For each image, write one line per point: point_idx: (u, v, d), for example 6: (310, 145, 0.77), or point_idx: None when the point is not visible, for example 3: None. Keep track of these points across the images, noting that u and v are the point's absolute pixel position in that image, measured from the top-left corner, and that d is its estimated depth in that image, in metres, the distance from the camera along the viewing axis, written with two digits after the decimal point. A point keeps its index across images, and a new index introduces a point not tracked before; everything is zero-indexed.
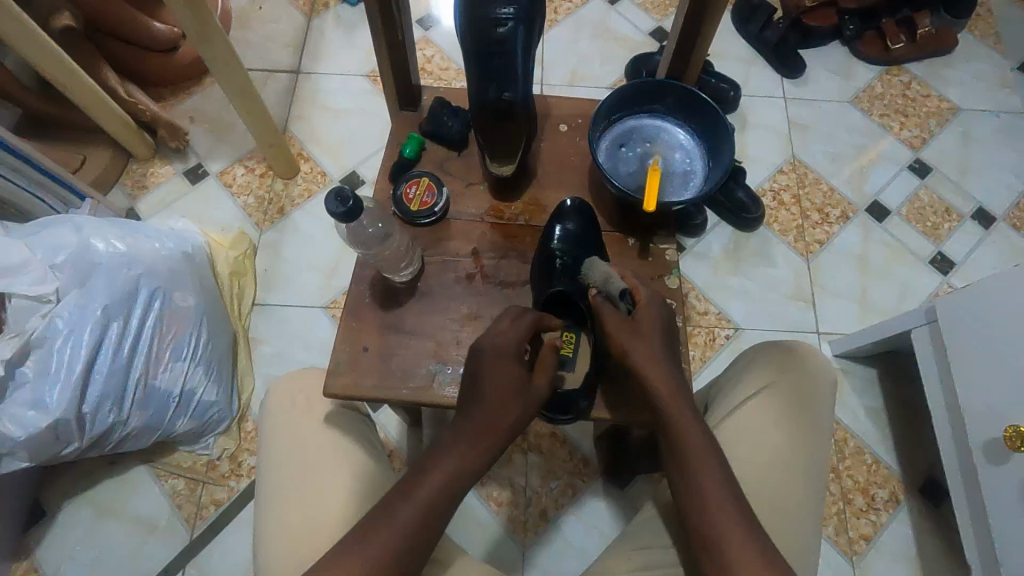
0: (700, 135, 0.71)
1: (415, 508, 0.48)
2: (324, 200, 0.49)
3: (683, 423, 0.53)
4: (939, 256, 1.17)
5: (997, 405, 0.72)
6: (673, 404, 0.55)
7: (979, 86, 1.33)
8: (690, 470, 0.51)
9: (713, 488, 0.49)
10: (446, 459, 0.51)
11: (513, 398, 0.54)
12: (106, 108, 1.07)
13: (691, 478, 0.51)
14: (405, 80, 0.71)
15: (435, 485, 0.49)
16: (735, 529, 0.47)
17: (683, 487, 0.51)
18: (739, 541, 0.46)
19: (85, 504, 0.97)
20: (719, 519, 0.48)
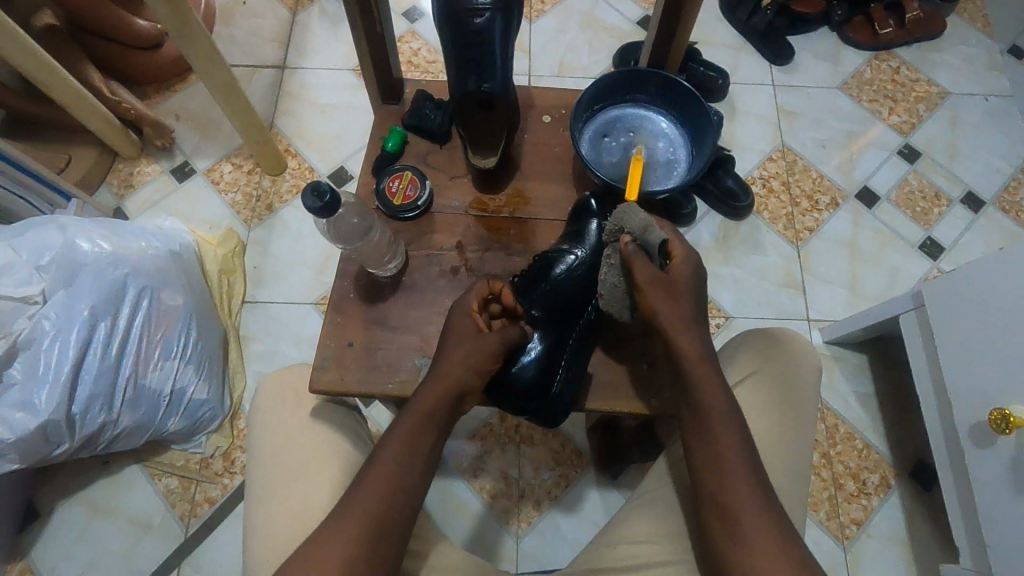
0: (684, 123, 0.70)
1: (380, 470, 0.50)
2: (301, 195, 0.48)
3: (710, 391, 0.54)
4: (929, 241, 1.17)
5: (983, 389, 0.73)
6: (702, 373, 0.54)
7: (968, 70, 1.32)
8: (713, 442, 0.51)
9: (735, 465, 0.50)
10: (402, 424, 0.53)
11: (469, 346, 0.56)
12: (90, 107, 1.06)
13: (719, 449, 0.51)
14: (386, 73, 0.71)
15: (388, 471, 0.49)
16: (755, 507, 0.48)
17: (702, 457, 0.52)
18: (758, 515, 0.48)
19: (79, 504, 0.97)
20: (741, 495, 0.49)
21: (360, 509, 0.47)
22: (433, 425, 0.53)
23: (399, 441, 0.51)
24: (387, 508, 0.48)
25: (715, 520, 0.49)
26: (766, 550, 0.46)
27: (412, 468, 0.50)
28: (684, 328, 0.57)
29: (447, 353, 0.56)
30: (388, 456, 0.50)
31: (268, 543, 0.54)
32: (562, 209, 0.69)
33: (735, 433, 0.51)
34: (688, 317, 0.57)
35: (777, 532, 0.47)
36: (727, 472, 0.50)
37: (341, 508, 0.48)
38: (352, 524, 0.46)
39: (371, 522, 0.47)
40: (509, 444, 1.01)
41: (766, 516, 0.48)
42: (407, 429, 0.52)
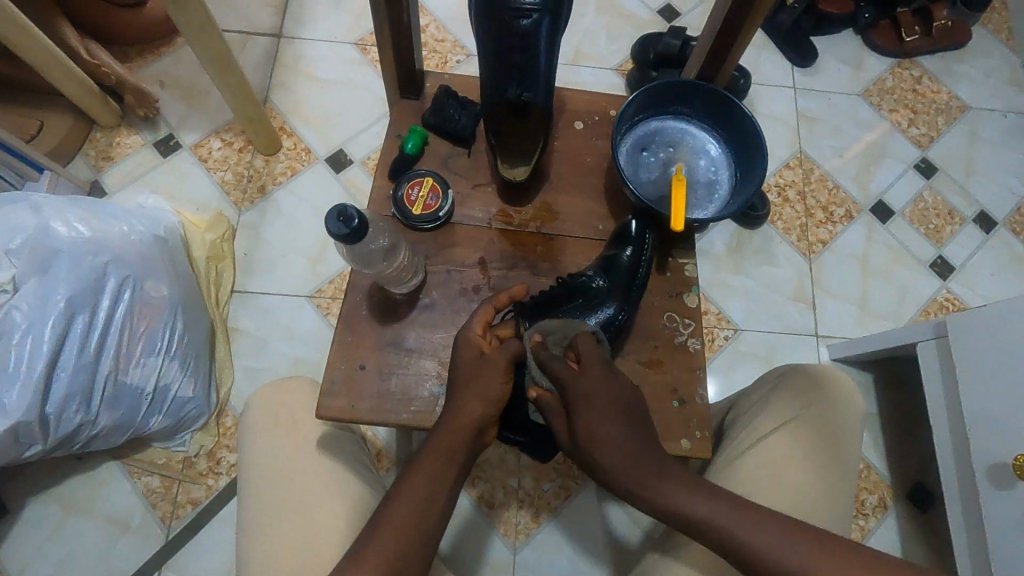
0: (728, 141, 0.66)
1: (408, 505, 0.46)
2: (325, 220, 0.44)
3: (672, 497, 0.48)
4: (940, 260, 1.16)
5: (1004, 430, 0.72)
6: (656, 481, 0.49)
7: (988, 83, 1.29)
8: (723, 540, 0.47)
9: (761, 536, 0.46)
10: (418, 468, 0.48)
11: (490, 379, 0.52)
12: (66, 72, 0.97)
13: (735, 548, 0.46)
14: (407, 65, 0.64)
15: (406, 519, 0.46)
16: (805, 554, 0.45)
17: (726, 556, 0.47)
18: (820, 559, 0.44)
19: (51, 501, 0.92)
20: (793, 560, 0.45)
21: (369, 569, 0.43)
22: (454, 462, 0.49)
23: (418, 478, 0.48)
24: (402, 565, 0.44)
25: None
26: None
27: (429, 517, 0.46)
28: (612, 418, 0.51)
29: (465, 380, 0.52)
30: (406, 492, 0.47)
31: None
32: (593, 227, 0.64)
33: (729, 515, 0.47)
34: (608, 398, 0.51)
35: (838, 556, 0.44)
36: (760, 555, 0.45)
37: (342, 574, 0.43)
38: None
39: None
40: (509, 453, 0.98)
41: (824, 551, 0.45)
42: (428, 469, 0.48)
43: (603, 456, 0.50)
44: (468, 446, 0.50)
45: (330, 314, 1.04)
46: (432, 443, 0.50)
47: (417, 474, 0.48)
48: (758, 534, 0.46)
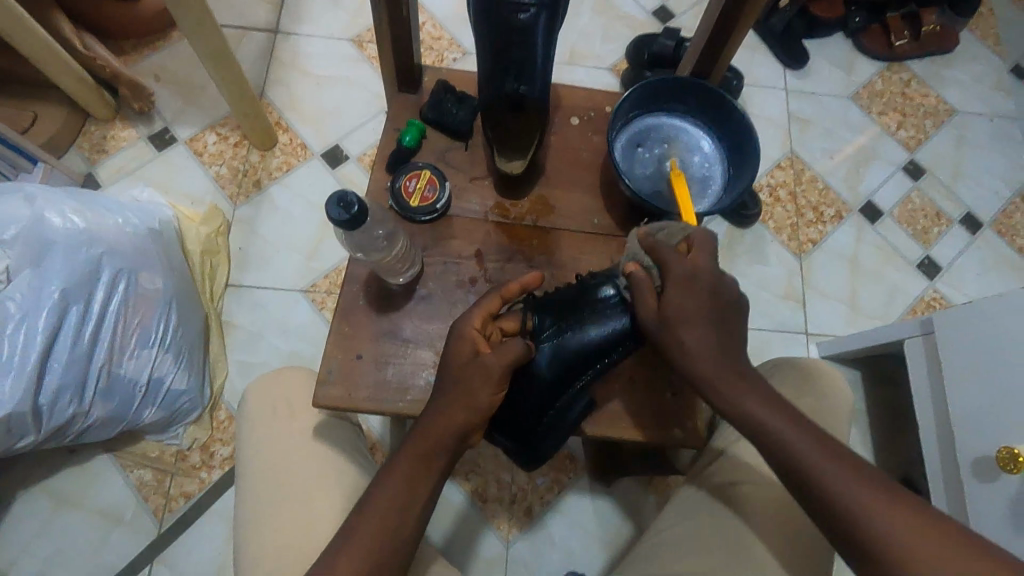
0: (722, 137, 0.67)
1: (374, 525, 0.46)
2: (325, 206, 0.44)
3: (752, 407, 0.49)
4: (927, 260, 1.18)
5: (988, 425, 0.73)
6: (732, 388, 0.50)
7: (975, 88, 1.32)
8: (794, 466, 0.47)
9: (830, 471, 0.46)
10: (386, 484, 0.48)
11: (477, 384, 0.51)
12: (61, 64, 0.96)
13: (810, 478, 0.46)
14: (406, 60, 0.65)
15: (379, 527, 0.46)
16: (887, 514, 0.44)
17: (796, 486, 0.47)
18: (897, 517, 0.43)
19: (41, 494, 0.91)
20: (875, 522, 0.44)
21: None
22: (429, 469, 0.49)
23: (387, 495, 0.47)
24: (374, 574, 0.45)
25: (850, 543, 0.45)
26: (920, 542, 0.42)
27: (401, 528, 0.47)
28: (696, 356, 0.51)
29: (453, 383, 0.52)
30: (373, 511, 0.47)
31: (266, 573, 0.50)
32: (587, 221, 0.65)
33: (808, 441, 0.47)
34: (709, 298, 0.52)
35: (915, 515, 0.43)
36: (836, 492, 0.45)
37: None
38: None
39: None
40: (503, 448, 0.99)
41: (904, 510, 0.44)
42: (399, 479, 0.48)
43: (688, 356, 0.51)
44: (445, 454, 0.50)
45: (324, 309, 1.04)
46: (405, 450, 0.50)
47: (391, 482, 0.48)
48: (836, 467, 0.46)
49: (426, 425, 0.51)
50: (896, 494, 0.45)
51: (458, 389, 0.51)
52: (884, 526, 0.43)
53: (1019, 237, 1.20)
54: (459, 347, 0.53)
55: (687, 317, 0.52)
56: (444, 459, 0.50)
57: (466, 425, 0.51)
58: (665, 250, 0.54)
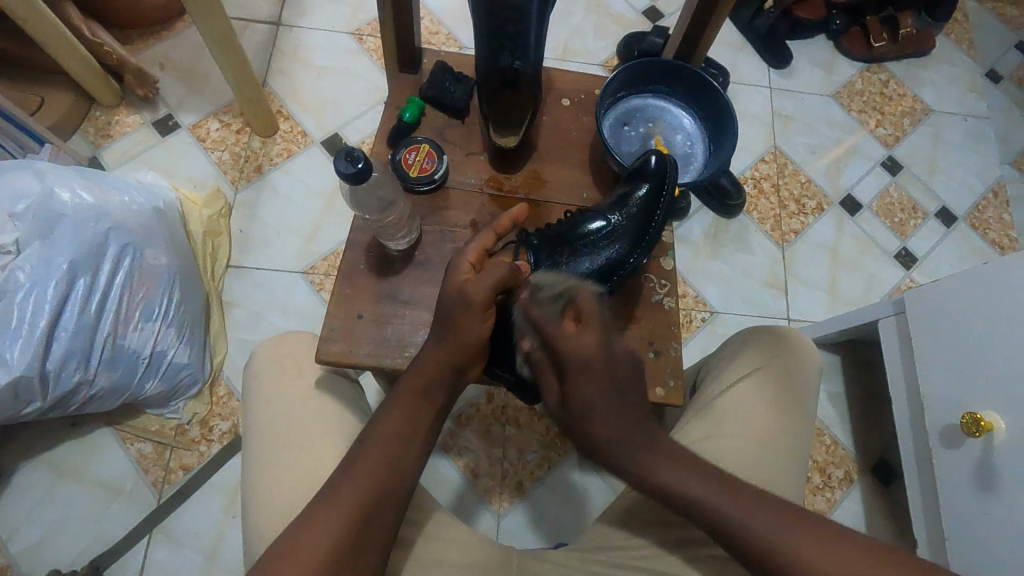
0: (701, 117, 0.76)
1: (377, 458, 0.49)
2: (334, 160, 0.49)
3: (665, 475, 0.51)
4: (904, 251, 1.22)
5: (955, 396, 0.77)
6: (645, 462, 0.52)
7: (951, 89, 1.38)
8: (702, 512, 0.49)
9: (737, 506, 0.48)
10: (387, 420, 0.51)
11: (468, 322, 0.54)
12: (71, 51, 1.00)
13: (717, 522, 0.48)
14: (407, 41, 0.69)
15: (386, 449, 0.50)
16: (796, 539, 0.46)
17: (710, 530, 0.49)
18: (798, 538, 0.46)
19: (43, 465, 0.93)
20: (778, 539, 0.46)
21: (346, 502, 0.46)
22: (428, 400, 0.53)
23: (387, 432, 0.51)
24: (384, 490, 0.48)
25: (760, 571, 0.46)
26: (824, 559, 0.44)
27: (405, 451, 0.50)
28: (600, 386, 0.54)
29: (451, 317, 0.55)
30: (376, 443, 0.50)
31: (272, 514, 0.53)
32: (577, 195, 0.69)
33: (701, 482, 0.50)
34: (607, 380, 0.54)
35: (821, 534, 0.46)
36: (742, 528, 0.47)
37: (324, 502, 0.47)
38: (333, 523, 0.45)
39: (356, 513, 0.46)
40: (494, 425, 1.02)
41: (806, 534, 0.46)
42: (403, 408, 0.52)
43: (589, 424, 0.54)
44: (444, 388, 0.54)
45: (323, 290, 1.07)
46: (405, 385, 0.54)
47: (394, 411, 0.52)
48: (736, 505, 0.48)
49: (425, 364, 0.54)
50: (809, 520, 0.47)
51: (452, 328, 0.54)
52: (787, 544, 0.45)
53: (991, 230, 1.25)
54: (478, 288, 0.54)
55: (593, 407, 0.54)
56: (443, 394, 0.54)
57: (469, 359, 0.55)
58: (582, 304, 0.56)
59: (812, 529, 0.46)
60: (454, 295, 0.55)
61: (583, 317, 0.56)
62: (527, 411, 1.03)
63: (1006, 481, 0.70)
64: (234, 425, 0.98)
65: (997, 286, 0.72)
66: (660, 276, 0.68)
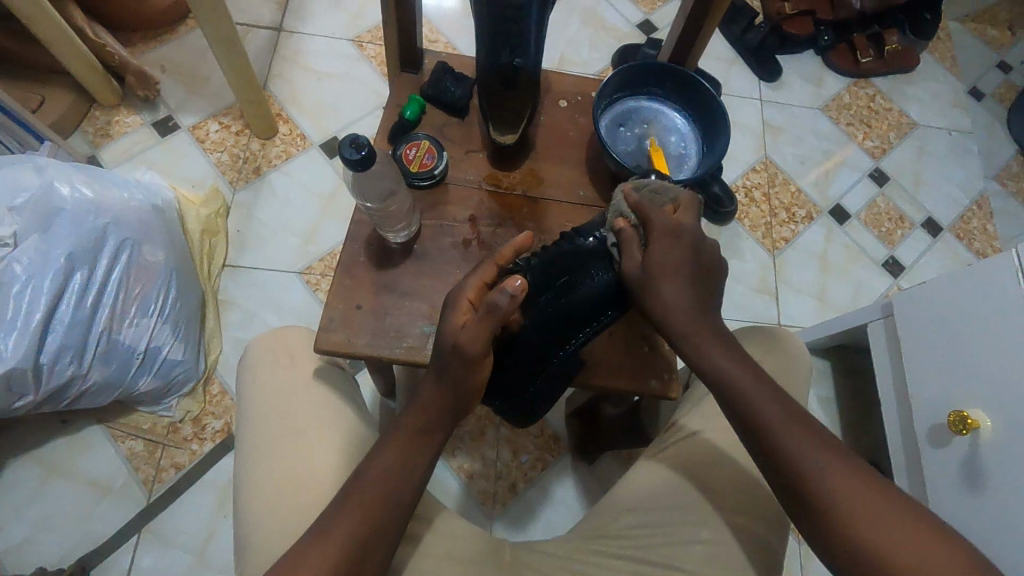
0: (694, 120, 0.79)
1: (377, 482, 0.49)
2: (340, 147, 0.53)
3: (722, 362, 0.54)
4: (892, 260, 1.25)
5: (943, 395, 0.79)
6: (706, 345, 0.55)
7: (935, 104, 1.42)
8: (746, 413, 0.51)
9: (811, 452, 0.48)
10: (384, 451, 0.51)
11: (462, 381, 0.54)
12: (74, 50, 1.01)
13: (768, 434, 0.50)
14: (409, 42, 0.71)
15: (387, 466, 0.50)
16: (841, 479, 0.47)
17: (755, 445, 0.51)
18: (855, 495, 0.46)
19: (32, 462, 0.93)
20: (824, 475, 0.47)
21: (343, 531, 0.46)
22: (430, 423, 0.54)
23: (386, 458, 0.51)
24: (385, 505, 0.48)
25: (795, 497, 0.48)
26: (870, 504, 0.46)
27: (408, 469, 0.51)
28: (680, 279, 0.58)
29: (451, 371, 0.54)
30: (373, 473, 0.49)
31: (267, 503, 0.53)
32: (573, 193, 0.71)
33: (773, 401, 0.51)
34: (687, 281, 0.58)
35: (875, 487, 0.47)
36: (800, 459, 0.48)
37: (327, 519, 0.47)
38: (335, 541, 0.46)
39: (358, 530, 0.46)
40: (488, 426, 1.02)
41: (876, 495, 0.46)
42: (406, 433, 0.53)
43: (669, 316, 0.57)
44: (448, 422, 0.54)
45: (319, 290, 1.07)
46: (404, 421, 0.54)
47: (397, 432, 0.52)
48: (798, 439, 0.49)
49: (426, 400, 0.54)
50: (886, 493, 0.47)
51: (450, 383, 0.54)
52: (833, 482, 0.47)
53: (976, 240, 1.28)
54: (473, 336, 0.53)
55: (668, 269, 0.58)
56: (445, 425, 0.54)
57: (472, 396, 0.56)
58: (617, 266, 0.59)
59: (862, 473, 0.48)
60: (450, 343, 0.54)
61: (682, 209, 0.61)
62: None
63: (992, 478, 0.72)
64: (226, 424, 0.98)
65: (981, 286, 0.74)
66: None
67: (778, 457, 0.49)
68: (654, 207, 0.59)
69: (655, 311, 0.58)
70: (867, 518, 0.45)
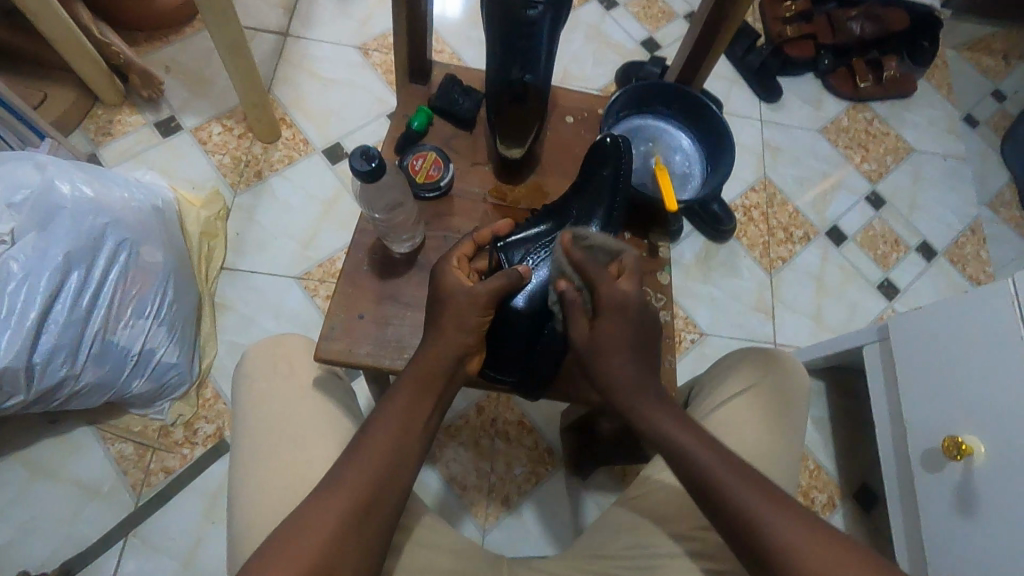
0: (700, 140, 0.80)
1: (389, 426, 0.50)
2: (351, 158, 0.53)
3: (667, 426, 0.53)
4: (887, 283, 1.26)
5: (937, 420, 0.79)
6: (652, 412, 0.54)
7: (931, 130, 1.44)
8: (707, 485, 0.49)
9: (752, 498, 0.47)
10: (394, 400, 0.52)
11: (453, 339, 0.55)
12: (79, 48, 1.01)
13: (712, 486, 0.49)
14: (419, 54, 0.72)
15: (387, 445, 0.48)
16: (777, 513, 0.47)
17: (702, 494, 0.49)
18: (815, 544, 0.45)
19: (19, 462, 0.91)
20: (767, 516, 0.46)
21: (357, 480, 0.46)
22: (429, 393, 0.53)
23: (397, 407, 0.51)
24: (381, 485, 0.47)
25: (723, 523, 0.48)
26: (825, 559, 0.45)
27: (409, 441, 0.50)
28: (626, 352, 0.57)
29: (448, 322, 0.56)
30: (385, 424, 0.50)
31: (259, 515, 0.52)
32: None
33: (720, 462, 0.50)
34: (631, 329, 0.57)
35: (809, 524, 0.46)
36: (747, 510, 0.47)
37: (325, 495, 0.45)
38: (336, 509, 0.45)
39: (359, 498, 0.45)
40: (483, 437, 1.02)
41: (830, 542, 0.46)
42: (404, 412, 0.51)
43: (619, 395, 0.56)
44: (444, 377, 0.54)
45: (316, 296, 1.06)
46: (409, 373, 0.54)
47: (394, 407, 0.51)
48: (749, 492, 0.48)
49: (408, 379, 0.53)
50: (823, 528, 0.46)
51: (447, 326, 0.55)
52: (788, 537, 0.46)
53: (969, 266, 1.30)
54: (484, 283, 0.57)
55: (615, 346, 0.56)
56: (442, 383, 0.54)
57: (466, 342, 0.56)
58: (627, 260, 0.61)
59: (814, 525, 0.47)
60: (464, 295, 0.57)
61: (626, 268, 0.60)
62: (516, 424, 1.03)
63: (987, 504, 0.73)
64: (219, 429, 0.97)
65: (977, 314, 0.74)
66: (658, 291, 0.70)
67: (728, 509, 0.48)
68: (597, 266, 0.59)
69: (599, 348, 0.57)
70: (812, 560, 0.45)
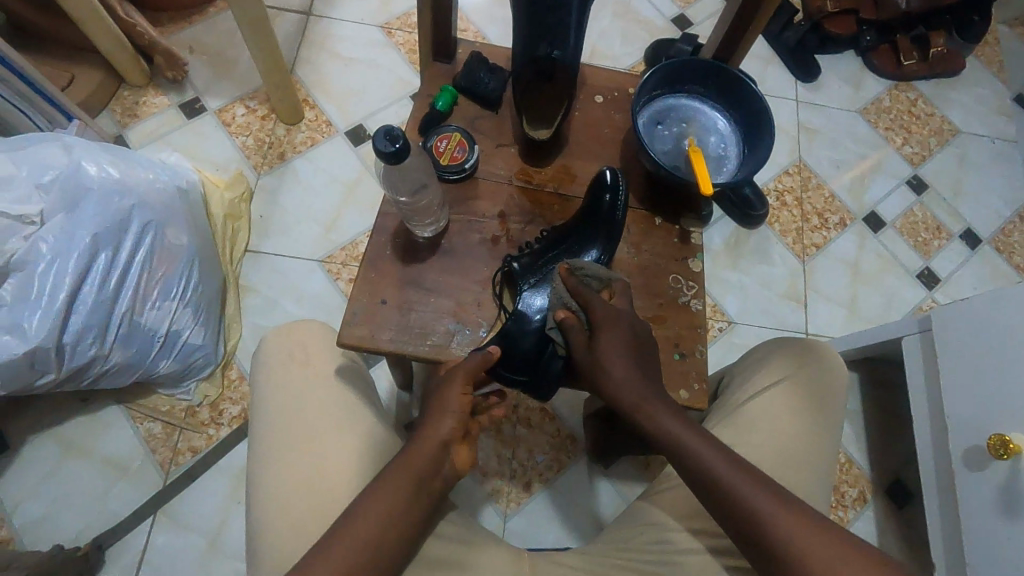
0: (737, 122, 0.76)
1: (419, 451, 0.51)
2: (374, 138, 0.52)
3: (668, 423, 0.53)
4: (927, 271, 1.21)
5: (982, 417, 0.76)
6: (655, 410, 0.54)
7: (979, 110, 1.36)
8: (714, 489, 0.49)
9: (761, 497, 0.48)
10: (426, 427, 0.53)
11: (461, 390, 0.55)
12: (104, 29, 1.00)
13: (719, 485, 0.49)
14: (443, 31, 0.70)
15: (417, 470, 0.50)
16: (786, 515, 0.47)
17: (705, 494, 0.50)
18: (823, 546, 0.46)
19: (52, 438, 0.93)
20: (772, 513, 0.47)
21: (388, 502, 0.48)
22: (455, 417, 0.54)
23: (427, 434, 0.52)
24: (406, 507, 0.49)
25: (728, 519, 0.49)
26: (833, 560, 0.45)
27: (437, 466, 0.51)
28: (623, 352, 0.56)
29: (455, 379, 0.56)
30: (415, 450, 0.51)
31: (279, 503, 0.52)
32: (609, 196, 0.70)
33: (725, 463, 0.50)
34: (628, 341, 0.57)
35: (815, 523, 0.47)
36: (756, 511, 0.47)
37: (358, 513, 0.48)
38: (367, 528, 0.47)
39: (388, 518, 0.48)
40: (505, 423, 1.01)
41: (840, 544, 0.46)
42: (435, 432, 0.52)
43: (620, 394, 0.55)
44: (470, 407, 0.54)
45: (339, 280, 1.06)
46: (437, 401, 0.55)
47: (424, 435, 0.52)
48: (760, 494, 0.48)
49: (437, 403, 0.54)
50: (831, 529, 0.47)
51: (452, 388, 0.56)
52: (797, 540, 0.46)
53: (1017, 255, 1.23)
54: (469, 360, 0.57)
55: (613, 353, 0.56)
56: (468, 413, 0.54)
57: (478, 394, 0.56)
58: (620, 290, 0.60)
59: (820, 524, 0.47)
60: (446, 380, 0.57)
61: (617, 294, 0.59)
62: (538, 411, 1.02)
63: None
64: (244, 410, 0.98)
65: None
66: (690, 279, 0.68)
67: (733, 506, 0.48)
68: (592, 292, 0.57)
69: (596, 365, 0.56)
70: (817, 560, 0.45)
